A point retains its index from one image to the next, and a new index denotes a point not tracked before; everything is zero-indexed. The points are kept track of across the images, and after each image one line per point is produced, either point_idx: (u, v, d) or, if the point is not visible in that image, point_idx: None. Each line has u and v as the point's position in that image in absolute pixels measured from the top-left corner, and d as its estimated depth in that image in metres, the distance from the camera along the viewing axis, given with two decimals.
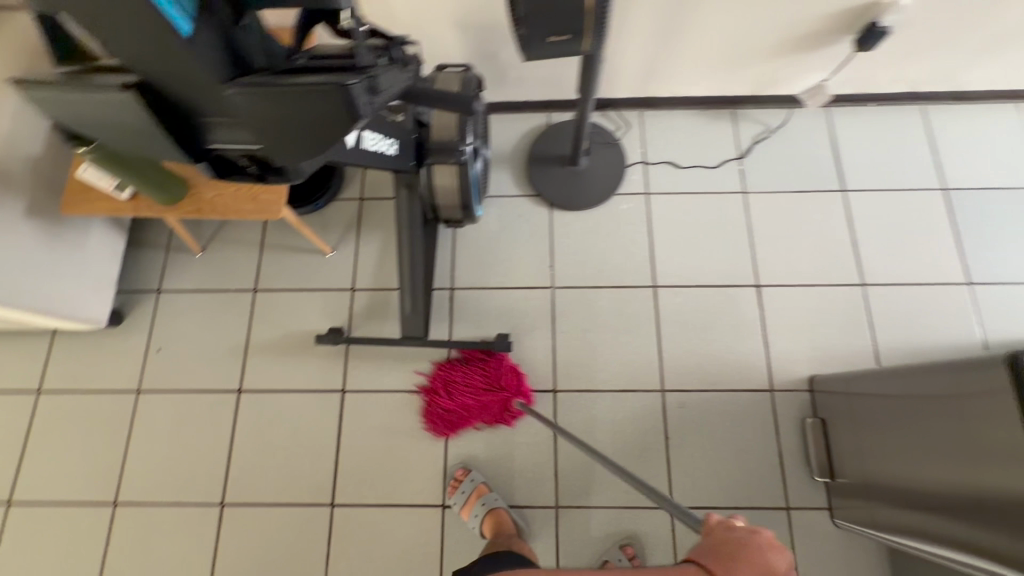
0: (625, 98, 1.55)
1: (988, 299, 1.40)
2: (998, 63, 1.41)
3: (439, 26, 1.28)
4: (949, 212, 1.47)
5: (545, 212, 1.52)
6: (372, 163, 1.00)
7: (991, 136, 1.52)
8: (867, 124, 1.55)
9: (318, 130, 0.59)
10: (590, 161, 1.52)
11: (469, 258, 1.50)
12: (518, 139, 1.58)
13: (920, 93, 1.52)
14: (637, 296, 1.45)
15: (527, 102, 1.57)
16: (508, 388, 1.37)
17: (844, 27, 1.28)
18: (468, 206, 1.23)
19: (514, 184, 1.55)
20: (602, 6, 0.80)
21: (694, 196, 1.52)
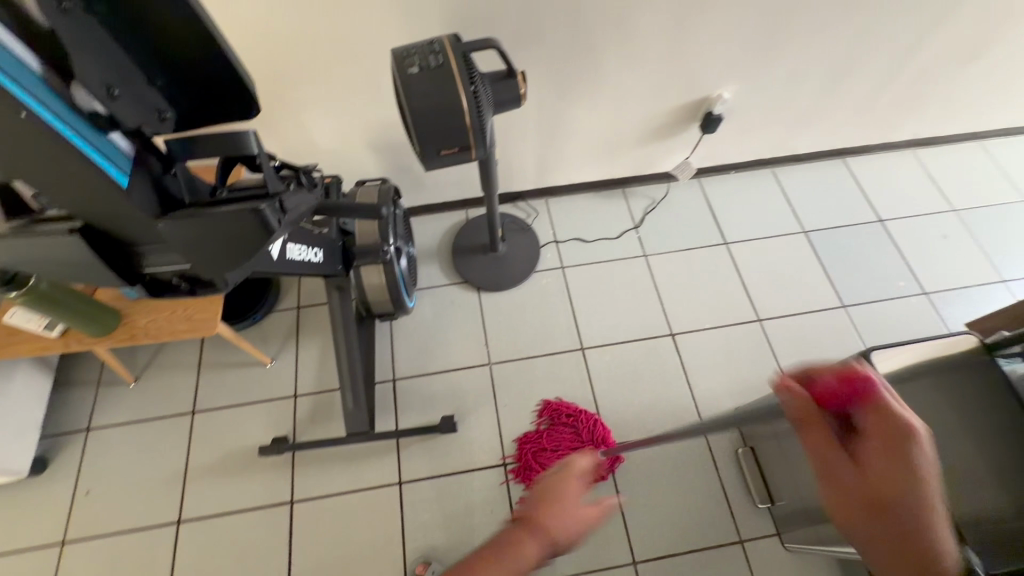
0: (529, 189, 1.77)
1: (861, 317, 1.62)
2: (814, 131, 1.76)
3: (356, 149, 1.47)
4: (813, 249, 1.74)
5: (474, 295, 1.65)
6: (300, 271, 1.10)
7: (830, 186, 1.85)
8: (733, 187, 1.85)
9: (236, 244, 0.68)
10: (507, 245, 1.69)
11: (409, 348, 1.58)
12: (442, 236, 1.74)
13: (766, 159, 1.86)
14: (569, 360, 1.56)
15: (445, 202, 1.77)
16: (593, 442, 1.43)
17: (690, 116, 1.59)
18: (398, 299, 1.36)
19: (442, 274, 1.69)
20: (480, 123, 0.99)
21: (603, 263, 1.71)
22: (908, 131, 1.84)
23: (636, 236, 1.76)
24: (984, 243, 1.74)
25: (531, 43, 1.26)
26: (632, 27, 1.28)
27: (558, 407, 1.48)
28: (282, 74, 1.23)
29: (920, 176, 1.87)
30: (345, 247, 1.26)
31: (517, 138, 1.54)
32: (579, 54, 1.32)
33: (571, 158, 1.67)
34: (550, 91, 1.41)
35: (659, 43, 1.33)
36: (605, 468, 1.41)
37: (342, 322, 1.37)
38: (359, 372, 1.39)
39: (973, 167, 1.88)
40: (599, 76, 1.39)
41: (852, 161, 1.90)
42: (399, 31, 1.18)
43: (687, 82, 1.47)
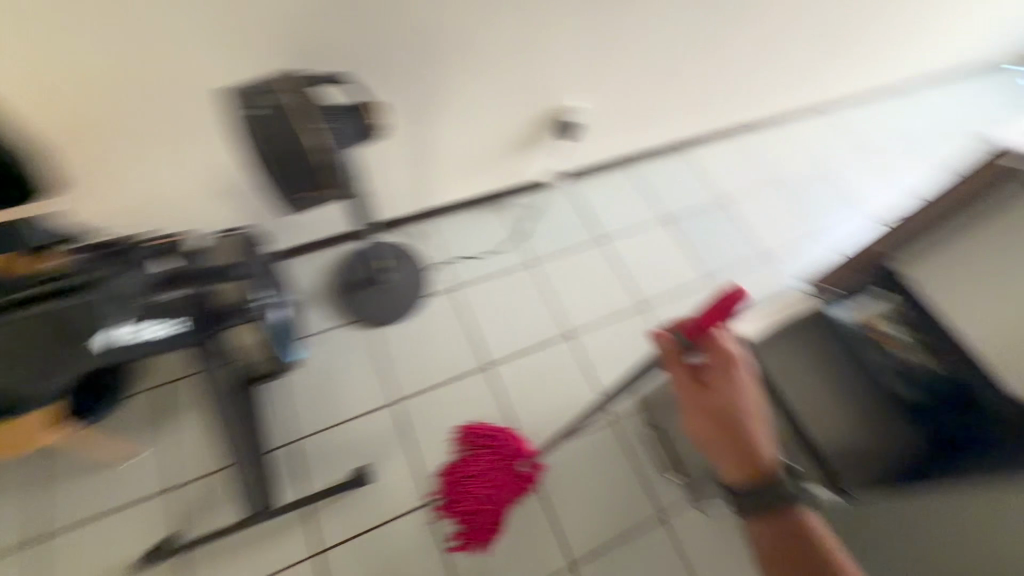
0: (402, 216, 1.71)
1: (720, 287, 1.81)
2: (656, 124, 1.90)
3: (180, 187, 1.27)
4: (673, 233, 1.90)
5: (363, 334, 1.55)
6: (143, 350, 0.97)
7: (680, 172, 2.03)
8: (593, 186, 1.93)
9: (66, 339, 0.85)
10: (385, 282, 1.58)
11: (296, 403, 1.43)
12: (313, 278, 1.60)
13: (620, 158, 1.97)
14: (471, 383, 1.53)
15: (310, 243, 1.62)
16: (511, 455, 1.34)
17: (546, 125, 1.64)
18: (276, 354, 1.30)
19: (324, 318, 1.55)
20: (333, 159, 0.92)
21: (489, 281, 1.69)
22: (730, 118, 2.06)
23: (517, 248, 1.77)
24: (801, 212, 2.01)
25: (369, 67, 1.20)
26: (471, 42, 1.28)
27: (472, 431, 1.35)
28: (79, 117, 1.03)
29: (743, 159, 2.11)
30: (206, 309, 1.05)
31: (376, 163, 1.47)
32: (422, 73, 1.29)
33: (439, 178, 1.64)
34: (399, 114, 1.36)
35: (499, 57, 1.35)
36: (527, 477, 1.37)
37: (215, 394, 1.26)
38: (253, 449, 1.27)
39: (781, 148, 2.17)
40: (447, 92, 1.38)
41: (687, 153, 2.08)
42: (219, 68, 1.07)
43: (535, 94, 1.51)
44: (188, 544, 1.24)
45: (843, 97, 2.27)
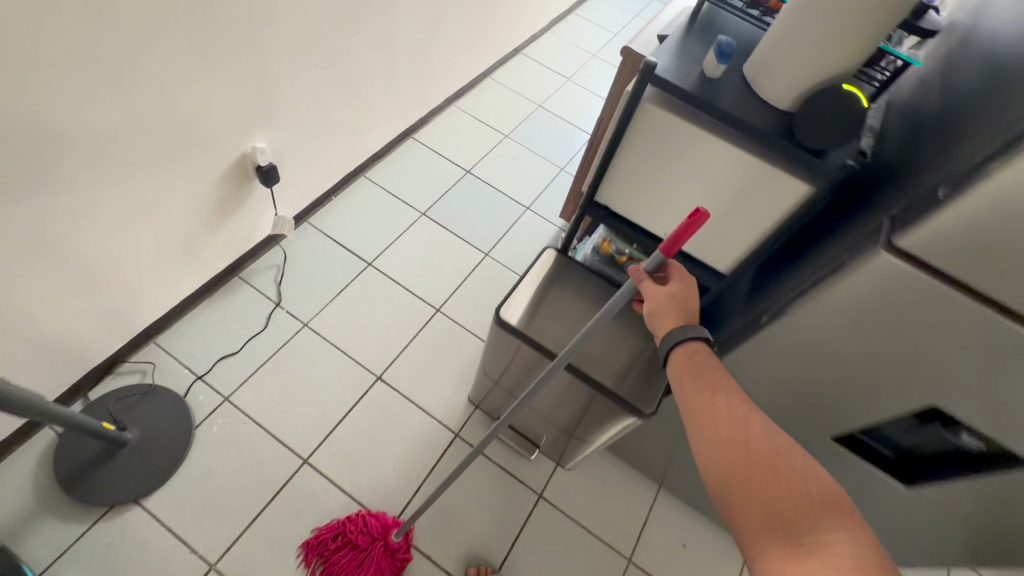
0: (223, 266, 1.41)
1: (549, 210, 1.84)
2: (452, 62, 1.88)
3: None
4: (514, 156, 1.96)
5: (256, 393, 1.32)
6: None
7: (465, 127, 1.99)
8: (418, 148, 1.88)
9: None
10: (243, 330, 1.40)
11: (191, 524, 1.14)
12: (156, 376, 1.29)
13: (396, 135, 1.82)
14: (379, 400, 1.38)
15: (118, 351, 1.25)
16: (380, 531, 1.16)
17: (321, 83, 1.37)
18: (163, 464, 1.18)
19: (207, 396, 1.29)
20: None
21: (350, 283, 1.54)
22: (479, 56, 2.03)
23: (347, 246, 1.60)
24: (605, 99, 2.24)
25: (24, 145, 0.85)
26: (155, 33, 0.94)
27: (319, 537, 1.15)
28: None
29: (508, 96, 2.14)
30: None
31: (143, 233, 1.14)
32: (43, 169, 0.89)
33: (233, 209, 1.33)
34: (121, 170, 1.02)
35: (126, 94, 0.95)
36: (404, 550, 1.17)
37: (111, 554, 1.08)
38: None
39: (536, 73, 2.25)
40: (112, 156, 0.99)
41: (462, 104, 2.05)
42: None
43: (283, 56, 1.22)
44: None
45: (551, 17, 2.41)
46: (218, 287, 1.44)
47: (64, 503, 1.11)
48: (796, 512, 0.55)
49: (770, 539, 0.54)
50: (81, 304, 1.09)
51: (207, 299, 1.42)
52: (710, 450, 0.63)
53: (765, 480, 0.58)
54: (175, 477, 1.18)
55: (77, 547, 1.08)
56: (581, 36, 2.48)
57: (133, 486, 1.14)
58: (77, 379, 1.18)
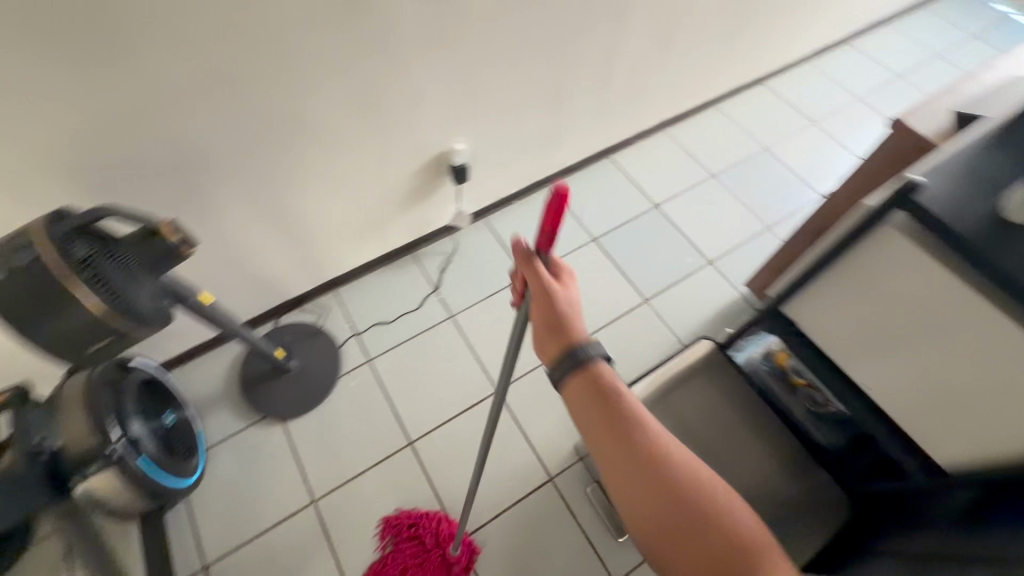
0: (403, 243, 1.56)
1: (732, 268, 1.61)
2: (676, 87, 1.73)
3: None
4: (714, 199, 1.74)
5: (393, 364, 1.45)
6: (172, 461, 1.12)
7: (671, 156, 1.84)
8: (613, 169, 1.80)
9: (98, 485, 0.98)
10: (401, 305, 1.54)
11: (310, 457, 1.32)
12: (326, 321, 1.50)
13: (593, 153, 1.76)
14: (490, 412, 1.39)
15: (307, 291, 1.49)
16: (442, 539, 1.21)
17: (530, 93, 1.38)
18: (308, 399, 1.37)
19: (357, 351, 1.46)
20: (104, 287, 0.75)
21: (502, 290, 1.57)
22: (709, 83, 1.83)
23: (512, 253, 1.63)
24: (854, 155, 1.84)
25: (272, 119, 1.02)
26: (387, 31, 1.03)
27: (398, 519, 1.23)
28: None
29: (730, 131, 1.90)
30: (165, 435, 1.14)
31: (345, 204, 1.31)
32: (276, 138, 1.06)
33: (420, 197, 1.44)
34: (340, 150, 1.17)
35: (354, 84, 1.07)
36: (462, 561, 1.20)
37: (250, 456, 1.31)
38: (293, 513, 1.25)
39: (774, 110, 1.95)
40: (332, 135, 1.13)
41: (674, 132, 1.89)
42: (72, 156, 0.88)
43: (499, 65, 1.24)
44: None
45: (815, 47, 2.05)
46: (396, 258, 1.60)
47: (238, 398, 1.38)
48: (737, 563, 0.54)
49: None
50: (287, 248, 1.31)
51: (384, 267, 1.59)
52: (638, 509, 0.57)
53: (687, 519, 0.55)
54: (312, 412, 1.37)
55: (236, 437, 1.33)
56: (849, 74, 2.06)
57: (281, 407, 1.35)
58: (274, 305, 1.44)
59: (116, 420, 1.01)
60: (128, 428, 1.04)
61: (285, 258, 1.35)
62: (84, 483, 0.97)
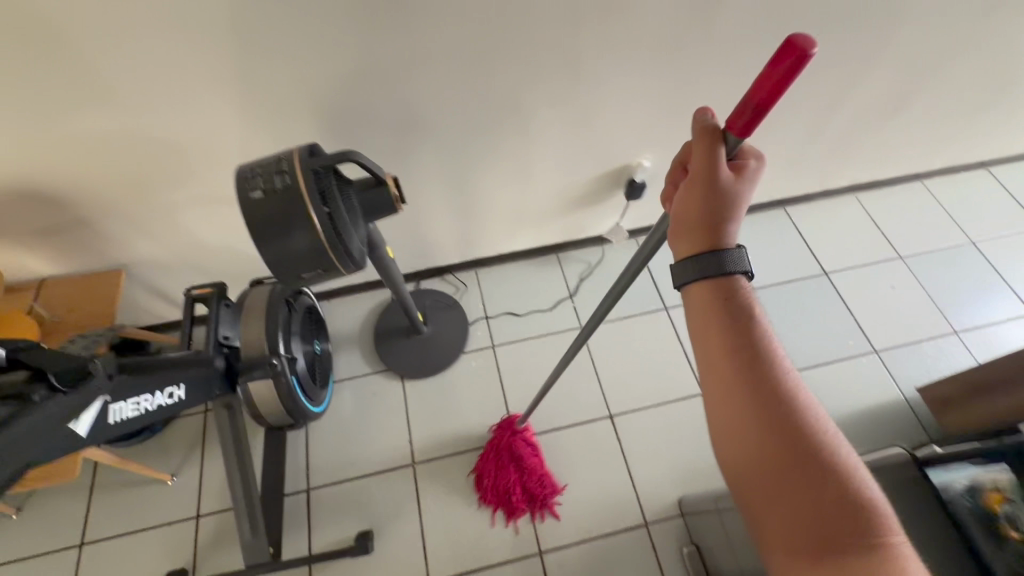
0: (553, 242, 1.56)
1: (898, 364, 1.42)
2: (886, 152, 1.56)
3: (213, 232, 1.16)
4: (893, 283, 1.55)
5: (513, 356, 1.45)
6: (313, 387, 1.21)
7: (854, 223, 1.66)
8: (784, 221, 1.66)
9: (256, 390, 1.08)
10: (535, 301, 1.53)
11: (418, 420, 1.36)
12: (463, 296, 1.53)
13: (769, 199, 1.64)
14: (597, 434, 1.34)
15: (454, 264, 1.54)
16: (509, 435, 1.29)
17: None
18: (430, 364, 1.41)
19: (483, 334, 1.48)
20: (335, 228, 0.81)
21: (638, 316, 1.51)
22: (923, 156, 1.63)
23: (658, 282, 1.56)
24: None
25: (493, 99, 1.06)
26: (626, 33, 1.00)
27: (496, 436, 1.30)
28: (185, 170, 1.01)
29: (933, 214, 1.67)
30: (314, 363, 1.23)
31: (519, 193, 1.32)
32: (488, 116, 1.09)
33: (586, 202, 1.42)
34: (536, 141, 1.18)
35: (575, 81, 1.07)
36: (528, 439, 1.30)
37: (367, 401, 1.38)
38: (393, 468, 1.30)
39: (994, 202, 1.69)
40: (534, 124, 1.14)
41: (864, 199, 1.71)
42: (324, 96, 0.96)
43: (716, 90, 1.18)
44: (308, 553, 1.19)
45: None
46: (541, 254, 1.60)
47: (370, 345, 1.46)
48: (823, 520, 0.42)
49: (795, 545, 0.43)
50: (453, 220, 1.35)
51: (527, 259, 1.59)
52: (722, 420, 0.48)
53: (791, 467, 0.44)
54: (430, 379, 1.41)
55: (358, 380, 1.41)
56: None
57: (404, 364, 1.41)
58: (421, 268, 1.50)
59: (284, 336, 1.11)
60: (290, 345, 1.13)
61: (448, 229, 1.39)
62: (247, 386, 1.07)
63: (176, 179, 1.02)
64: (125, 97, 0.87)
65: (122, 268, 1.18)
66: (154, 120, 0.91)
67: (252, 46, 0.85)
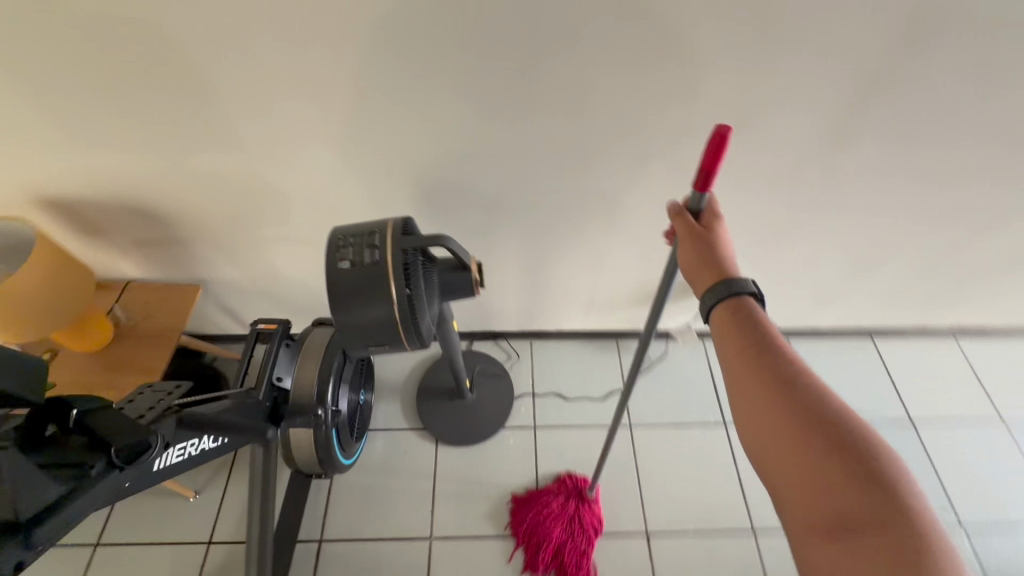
0: (615, 329, 1.50)
1: (989, 547, 1.24)
2: (1001, 302, 1.41)
3: (289, 267, 1.18)
4: (991, 449, 1.37)
5: (554, 442, 1.37)
6: (349, 439, 1.18)
7: (951, 370, 1.50)
8: (870, 353, 1.53)
9: (294, 436, 1.07)
10: (586, 387, 1.46)
11: (443, 491, 1.30)
12: (513, 366, 1.48)
13: (856, 327, 1.52)
14: (628, 551, 1.23)
15: (509, 331, 1.50)
16: (576, 493, 1.27)
17: (834, 251, 1.21)
18: (468, 432, 1.36)
19: (527, 412, 1.41)
20: (410, 309, 0.78)
21: (693, 426, 1.40)
22: None
23: (719, 393, 1.45)
24: None
25: (587, 192, 1.03)
26: (741, 150, 0.97)
27: (561, 486, 1.29)
28: (279, 212, 1.04)
29: None
30: (355, 414, 1.21)
31: (593, 279, 1.28)
32: (579, 206, 1.07)
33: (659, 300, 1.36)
34: (622, 235, 1.15)
35: (675, 187, 1.03)
36: (593, 508, 1.26)
37: (396, 458, 1.34)
38: (409, 538, 1.23)
39: None
40: (625, 220, 1.11)
41: (965, 345, 1.55)
42: (426, 166, 0.96)
43: (822, 215, 1.11)
44: None
45: None
46: (600, 339, 1.53)
47: (411, 398, 1.43)
48: (834, 488, 0.49)
49: (812, 528, 0.49)
50: (520, 293, 1.33)
51: (585, 341, 1.53)
52: (747, 412, 0.58)
53: (809, 453, 0.51)
54: (464, 448, 1.36)
55: (392, 433, 1.38)
56: None
57: (441, 427, 1.36)
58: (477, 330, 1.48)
59: (333, 385, 1.09)
60: (337, 395, 1.12)
61: (512, 300, 1.36)
62: (287, 430, 1.06)
63: (268, 217, 1.05)
64: (244, 143, 0.90)
65: (200, 284, 1.22)
66: (263, 166, 0.95)
67: (372, 115, 0.87)
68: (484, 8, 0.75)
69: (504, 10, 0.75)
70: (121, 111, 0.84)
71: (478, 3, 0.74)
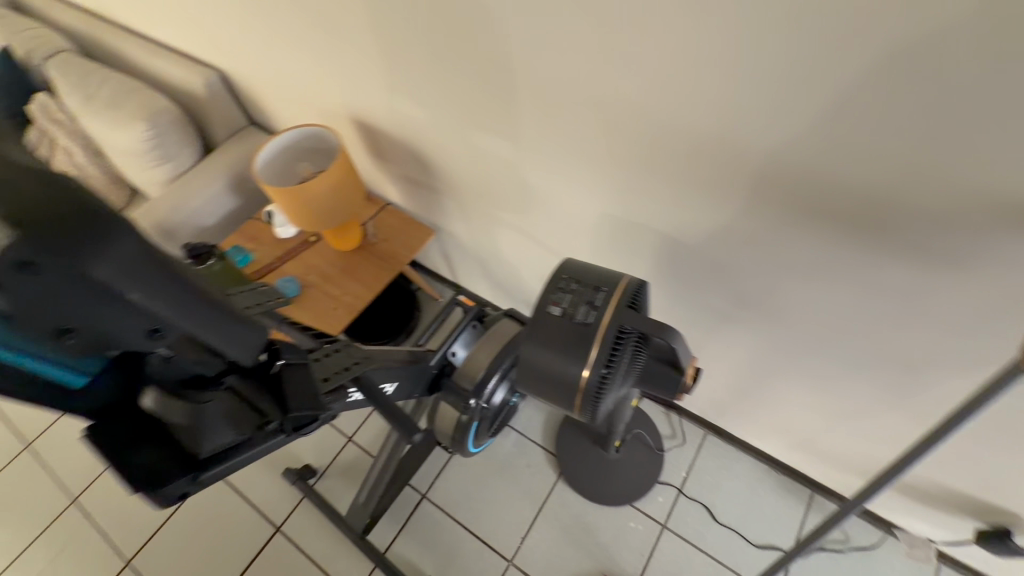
0: (816, 480, 1.17)
1: None
2: None
3: (509, 251, 1.18)
4: None
5: (675, 557, 1.17)
6: (485, 431, 1.18)
7: None
8: None
9: (442, 409, 1.09)
10: (744, 520, 1.20)
11: (541, 528, 1.23)
12: (672, 447, 1.29)
13: None
14: None
15: (689, 411, 1.30)
16: None
17: None
18: (594, 488, 1.24)
19: (664, 505, 1.23)
20: (598, 386, 0.67)
21: None
22: None
23: None
24: None
25: (881, 343, 0.76)
26: None
27: None
28: (522, 204, 1.01)
29: None
30: (502, 411, 1.20)
31: (824, 423, 0.99)
32: (858, 348, 0.80)
33: (901, 491, 1.00)
34: (897, 404, 0.84)
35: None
36: None
37: (516, 468, 1.31)
38: (491, 549, 1.22)
39: None
40: (916, 392, 0.80)
41: None
42: (690, 228, 0.81)
43: None
44: (384, 550, 1.23)
45: None
46: (792, 479, 1.22)
47: (556, 418, 1.37)
48: None
49: None
50: (723, 388, 1.11)
51: (771, 469, 1.24)
52: None
53: None
54: (582, 500, 1.25)
55: (523, 440, 1.35)
56: None
57: (571, 465, 1.28)
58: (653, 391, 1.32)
59: (496, 381, 1.08)
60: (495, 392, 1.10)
61: (711, 390, 1.15)
62: (440, 398, 1.09)
63: (512, 205, 1.03)
64: (522, 136, 0.86)
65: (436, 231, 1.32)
66: (529, 162, 0.91)
67: (660, 162, 0.74)
68: (883, 104, 0.52)
69: (916, 115, 0.51)
70: (437, 73, 0.86)
71: (878, 97, 0.52)
